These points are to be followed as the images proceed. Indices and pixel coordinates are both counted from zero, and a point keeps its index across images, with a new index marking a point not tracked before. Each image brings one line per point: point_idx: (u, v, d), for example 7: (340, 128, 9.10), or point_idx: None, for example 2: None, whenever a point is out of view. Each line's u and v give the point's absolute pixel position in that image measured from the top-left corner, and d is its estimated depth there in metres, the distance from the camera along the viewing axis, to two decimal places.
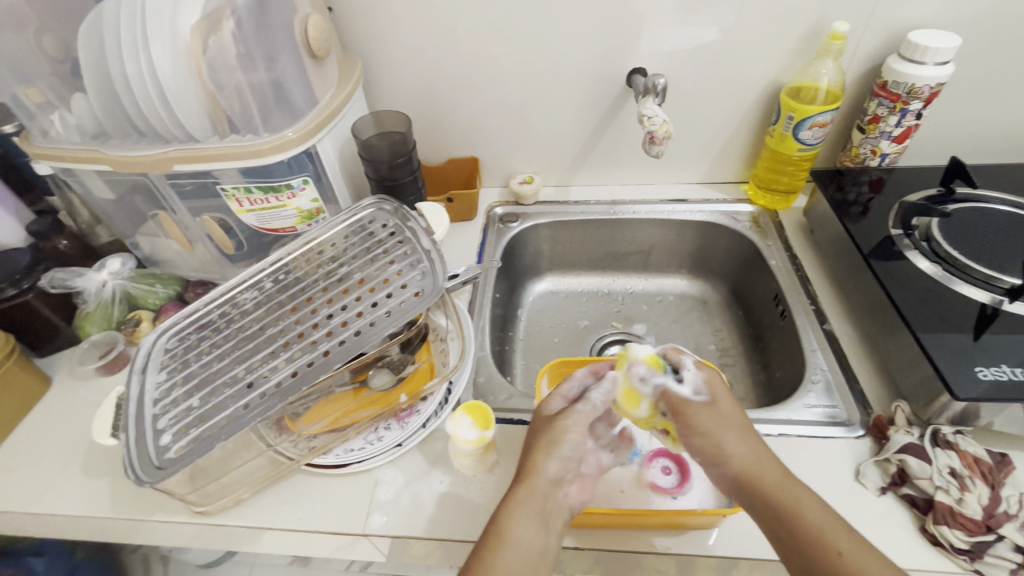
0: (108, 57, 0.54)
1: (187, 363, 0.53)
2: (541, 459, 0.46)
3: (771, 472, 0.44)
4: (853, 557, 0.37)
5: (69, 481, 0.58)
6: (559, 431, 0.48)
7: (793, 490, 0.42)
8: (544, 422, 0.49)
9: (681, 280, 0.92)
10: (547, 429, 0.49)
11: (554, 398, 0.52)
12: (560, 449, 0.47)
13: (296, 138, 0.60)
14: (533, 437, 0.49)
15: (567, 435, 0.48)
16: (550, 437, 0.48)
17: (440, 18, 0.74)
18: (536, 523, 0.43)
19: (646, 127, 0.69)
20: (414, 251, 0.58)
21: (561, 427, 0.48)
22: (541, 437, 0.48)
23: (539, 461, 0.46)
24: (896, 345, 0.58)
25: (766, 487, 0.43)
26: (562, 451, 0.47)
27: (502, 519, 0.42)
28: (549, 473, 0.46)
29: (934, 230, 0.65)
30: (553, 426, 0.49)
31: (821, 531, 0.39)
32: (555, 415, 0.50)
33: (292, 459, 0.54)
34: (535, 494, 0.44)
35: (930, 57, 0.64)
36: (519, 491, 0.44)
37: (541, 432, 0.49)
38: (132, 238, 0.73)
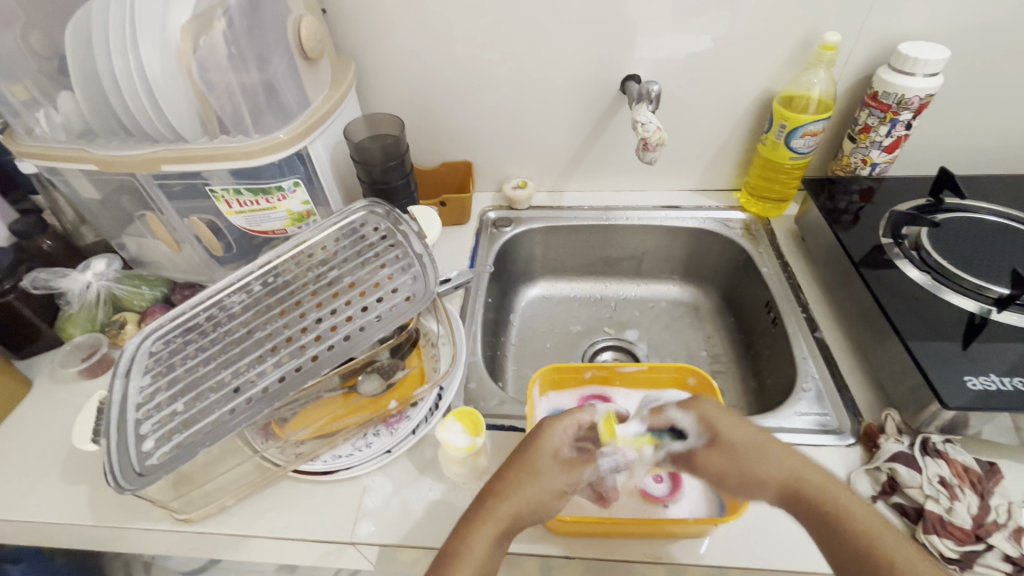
0: (96, 55, 0.53)
1: (171, 366, 0.52)
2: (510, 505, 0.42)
3: (821, 485, 0.43)
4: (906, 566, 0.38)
5: (47, 488, 0.56)
6: (542, 479, 0.43)
7: (841, 497, 0.42)
8: (529, 460, 0.44)
9: (673, 285, 0.92)
10: (533, 469, 0.44)
11: (562, 434, 0.46)
12: (537, 499, 0.43)
13: (288, 140, 0.59)
14: (515, 468, 0.44)
15: (548, 487, 0.43)
16: (538, 483, 0.43)
17: (435, 22, 0.73)
18: (493, 556, 0.41)
19: (640, 134, 0.69)
20: (405, 255, 0.57)
21: (545, 476, 0.43)
22: (528, 479, 0.43)
23: (514, 504, 0.42)
24: (886, 353, 0.58)
25: (822, 503, 0.42)
26: (537, 494, 0.43)
27: (451, 552, 0.40)
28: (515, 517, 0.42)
29: (924, 239, 0.66)
30: (535, 464, 0.44)
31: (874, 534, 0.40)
32: (556, 459, 0.45)
33: (278, 465, 0.53)
34: (497, 529, 0.41)
35: (920, 69, 0.65)
36: (478, 524, 0.41)
37: (519, 462, 0.44)
38: (118, 238, 0.72)
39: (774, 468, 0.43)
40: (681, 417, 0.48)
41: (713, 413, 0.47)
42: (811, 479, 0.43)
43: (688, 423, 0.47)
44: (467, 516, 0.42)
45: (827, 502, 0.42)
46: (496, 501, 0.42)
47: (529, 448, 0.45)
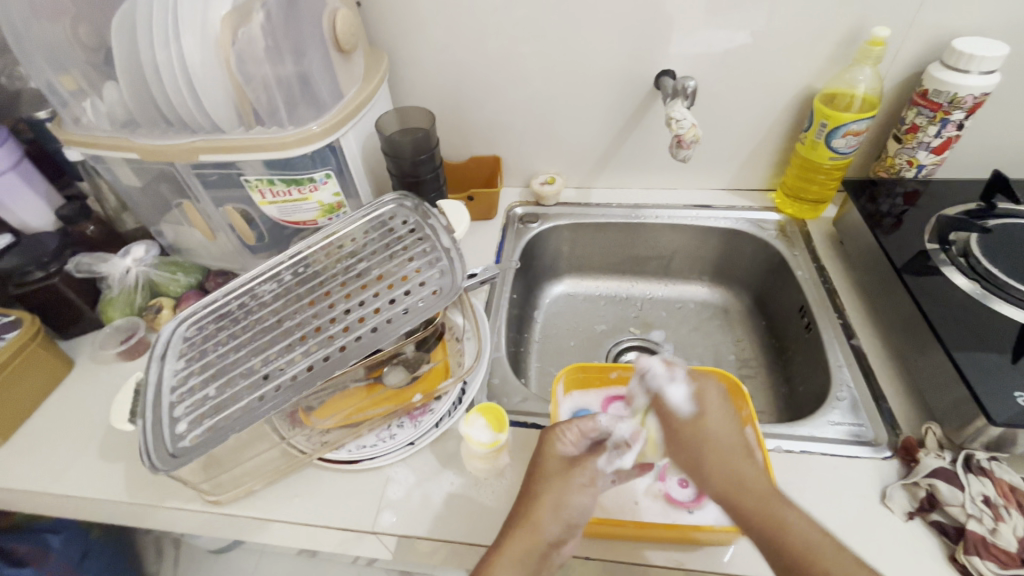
0: (140, 46, 0.54)
1: (204, 352, 0.53)
2: (546, 516, 0.44)
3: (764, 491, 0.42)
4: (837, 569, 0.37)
5: (86, 465, 0.58)
6: (569, 487, 0.45)
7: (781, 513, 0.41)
8: (553, 475, 0.46)
9: (702, 287, 0.90)
10: (553, 481, 0.46)
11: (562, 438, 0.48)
12: (566, 508, 0.44)
13: (321, 132, 0.60)
14: (542, 485, 0.46)
15: (575, 493, 0.45)
16: (554, 490, 0.45)
17: (467, 15, 0.73)
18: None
19: (674, 131, 0.67)
20: (433, 249, 0.57)
21: (571, 484, 0.45)
22: (547, 489, 0.45)
23: (539, 516, 0.44)
24: (928, 363, 0.56)
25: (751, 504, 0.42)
26: (570, 507, 0.44)
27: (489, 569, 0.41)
28: (550, 534, 0.43)
29: (973, 246, 0.62)
30: (552, 479, 0.46)
31: (808, 541, 0.39)
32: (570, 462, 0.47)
33: (304, 453, 0.54)
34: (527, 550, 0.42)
35: (976, 66, 0.62)
36: (519, 540, 0.43)
37: (537, 481, 0.46)
38: (156, 225, 0.74)
39: (731, 469, 0.44)
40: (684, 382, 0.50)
41: (715, 406, 0.48)
42: (751, 485, 0.43)
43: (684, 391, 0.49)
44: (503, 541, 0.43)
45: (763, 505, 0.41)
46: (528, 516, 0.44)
47: (551, 467, 0.47)
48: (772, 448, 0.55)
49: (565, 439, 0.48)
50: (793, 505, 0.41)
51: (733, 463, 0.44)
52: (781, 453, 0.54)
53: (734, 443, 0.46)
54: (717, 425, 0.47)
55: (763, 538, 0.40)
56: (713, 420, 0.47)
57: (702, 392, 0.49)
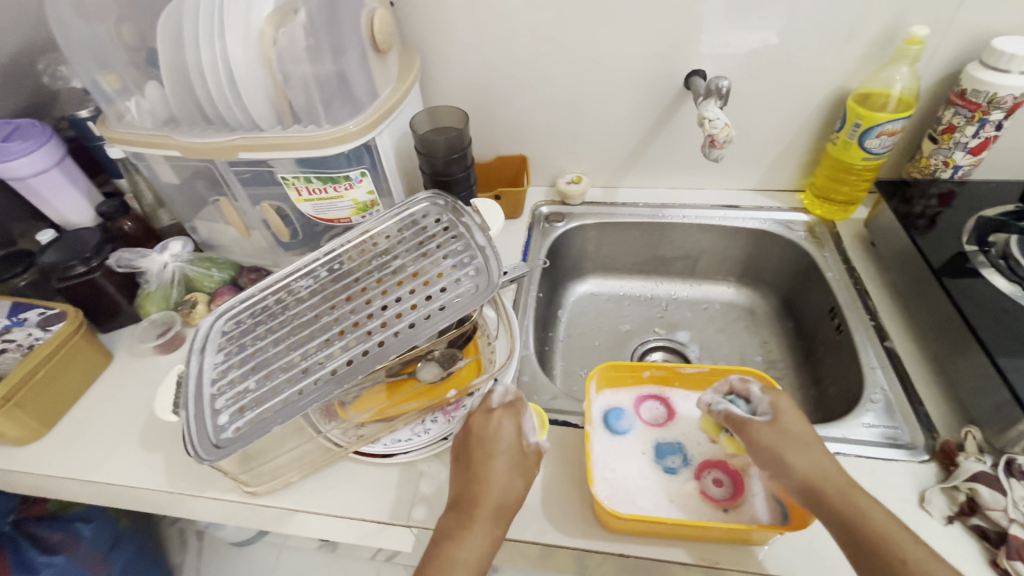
0: (185, 45, 0.55)
1: (243, 345, 0.55)
2: (496, 477, 0.44)
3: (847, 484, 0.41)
4: (916, 561, 0.37)
5: (126, 455, 0.60)
6: (496, 456, 0.45)
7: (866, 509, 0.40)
8: (487, 438, 0.47)
9: (727, 288, 0.89)
10: (496, 447, 0.46)
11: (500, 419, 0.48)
12: (509, 468, 0.45)
13: (357, 131, 0.60)
14: (482, 450, 0.46)
15: (499, 460, 0.45)
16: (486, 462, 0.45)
17: (499, 14, 0.73)
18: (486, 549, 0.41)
19: (706, 130, 0.67)
20: (468, 247, 0.58)
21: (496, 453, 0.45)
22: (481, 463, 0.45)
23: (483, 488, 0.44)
24: (966, 366, 0.55)
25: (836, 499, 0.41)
26: (511, 466, 0.45)
27: (454, 541, 0.41)
28: (501, 493, 0.44)
29: (1013, 248, 0.61)
30: (486, 443, 0.46)
31: (886, 531, 0.39)
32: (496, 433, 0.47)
33: (340, 446, 0.55)
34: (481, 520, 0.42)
35: (1017, 65, 0.61)
36: (478, 508, 0.43)
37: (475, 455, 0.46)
38: (191, 222, 0.76)
39: (812, 461, 0.43)
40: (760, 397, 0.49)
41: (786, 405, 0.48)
42: (833, 477, 0.42)
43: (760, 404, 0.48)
44: (462, 510, 0.43)
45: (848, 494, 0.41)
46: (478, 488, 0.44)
47: (484, 432, 0.47)
48: None
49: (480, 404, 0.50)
50: (867, 498, 0.41)
51: (814, 455, 0.43)
52: None
53: (805, 433, 0.45)
54: (796, 424, 0.46)
55: (849, 526, 0.39)
56: (789, 419, 0.46)
57: (776, 402, 0.48)
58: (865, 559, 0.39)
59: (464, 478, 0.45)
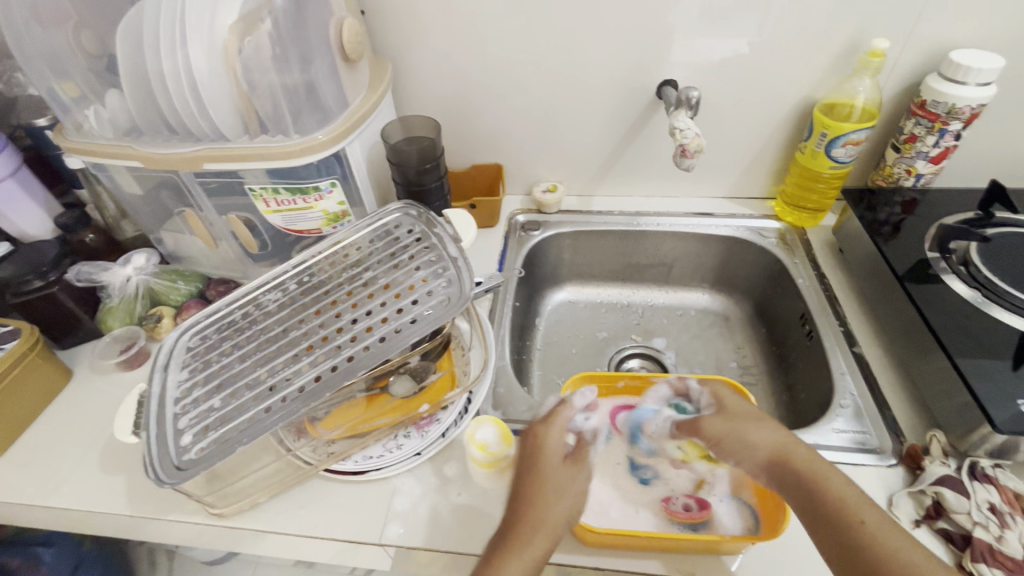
0: (145, 53, 0.54)
1: (209, 362, 0.53)
2: (548, 500, 0.43)
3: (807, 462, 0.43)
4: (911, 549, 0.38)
5: (85, 478, 0.57)
6: (561, 483, 0.44)
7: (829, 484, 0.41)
8: (550, 463, 0.45)
9: (702, 294, 0.90)
10: (547, 471, 0.45)
11: (553, 439, 0.47)
12: (565, 491, 0.44)
13: (327, 141, 0.59)
14: (531, 474, 0.45)
15: (569, 486, 0.44)
16: (543, 482, 0.44)
17: (472, 23, 0.73)
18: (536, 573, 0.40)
19: (677, 140, 0.68)
20: (440, 258, 0.57)
21: (558, 478, 0.44)
22: (540, 486, 0.44)
23: (543, 513, 0.42)
24: (930, 369, 0.56)
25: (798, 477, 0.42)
26: (564, 487, 0.44)
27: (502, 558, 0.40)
28: (553, 515, 0.42)
29: (973, 255, 0.63)
30: (556, 466, 0.45)
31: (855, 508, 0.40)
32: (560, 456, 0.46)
33: (311, 464, 0.53)
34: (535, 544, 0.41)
35: (973, 77, 0.63)
36: (524, 524, 0.42)
37: (530, 478, 0.45)
38: (156, 233, 0.73)
39: (764, 437, 0.45)
40: (699, 390, 0.52)
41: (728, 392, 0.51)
42: (796, 449, 0.44)
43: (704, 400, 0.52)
44: (512, 533, 0.41)
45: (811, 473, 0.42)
46: (537, 511, 0.42)
47: (538, 459, 0.46)
48: None
49: (541, 424, 0.49)
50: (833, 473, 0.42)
51: (767, 429, 0.45)
52: None
53: (752, 411, 0.48)
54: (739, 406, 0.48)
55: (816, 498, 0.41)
56: (731, 402, 0.49)
57: (717, 392, 0.51)
58: (835, 536, 0.39)
59: (515, 500, 0.44)
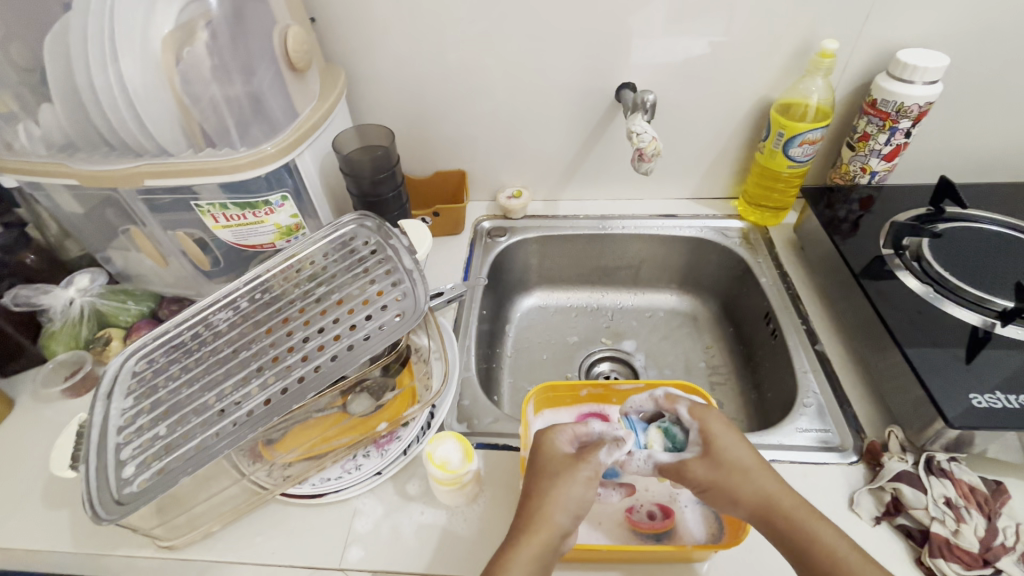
0: (75, 67, 0.51)
1: (155, 388, 0.50)
2: (553, 510, 0.42)
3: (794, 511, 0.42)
4: None
5: (27, 515, 0.54)
6: (568, 480, 0.43)
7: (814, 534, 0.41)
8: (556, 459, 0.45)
9: (670, 295, 0.90)
10: (558, 477, 0.44)
11: (557, 436, 0.47)
12: (571, 500, 0.43)
13: (275, 152, 0.58)
14: (536, 479, 0.44)
15: (575, 484, 0.43)
16: (548, 478, 0.44)
17: (427, 28, 0.72)
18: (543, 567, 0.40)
19: (635, 144, 0.68)
20: (395, 271, 0.56)
21: (567, 474, 0.44)
22: (544, 481, 0.44)
23: (544, 508, 0.42)
24: (887, 366, 0.57)
25: (784, 526, 0.42)
26: (569, 495, 0.43)
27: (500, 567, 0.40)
28: (560, 527, 0.42)
29: (925, 250, 0.65)
30: (567, 471, 0.44)
31: (836, 554, 0.40)
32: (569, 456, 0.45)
33: (266, 489, 0.51)
34: (539, 543, 0.41)
35: (920, 76, 0.64)
36: (529, 536, 0.41)
37: (535, 475, 0.45)
38: (103, 252, 0.70)
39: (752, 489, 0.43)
40: (688, 421, 0.47)
41: (718, 426, 0.46)
42: (782, 499, 0.43)
43: (691, 434, 0.47)
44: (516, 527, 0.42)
45: (797, 518, 0.42)
46: (532, 503, 0.43)
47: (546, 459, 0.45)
48: None
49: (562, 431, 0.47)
50: (821, 520, 0.42)
51: (756, 481, 0.43)
52: None
53: (740, 456, 0.45)
54: (729, 446, 0.45)
55: (803, 555, 0.41)
56: (724, 444, 0.45)
57: (706, 428, 0.46)
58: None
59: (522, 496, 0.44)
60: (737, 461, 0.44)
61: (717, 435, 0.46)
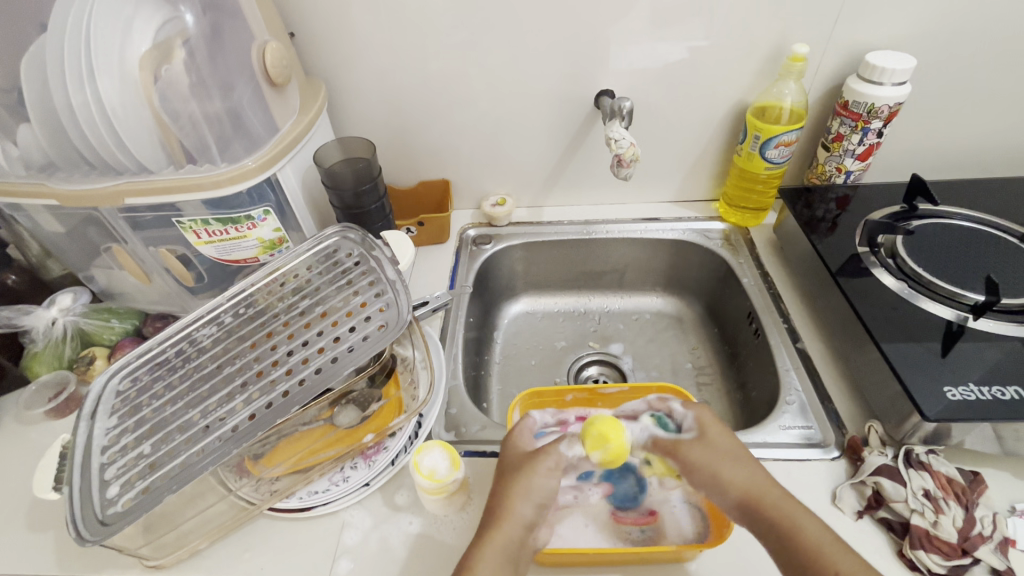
0: (52, 87, 0.51)
1: (139, 406, 0.50)
2: (517, 501, 0.43)
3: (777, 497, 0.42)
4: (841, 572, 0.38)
5: (11, 538, 0.54)
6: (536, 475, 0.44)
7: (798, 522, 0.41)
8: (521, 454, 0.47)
9: (656, 297, 0.91)
10: (519, 470, 0.45)
11: (521, 433, 0.49)
12: (535, 490, 0.44)
13: (256, 167, 0.58)
14: (507, 474, 0.45)
15: (543, 479, 0.44)
16: (519, 474, 0.45)
17: (407, 41, 0.73)
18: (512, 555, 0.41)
19: (614, 150, 0.69)
20: (378, 282, 0.57)
21: (534, 468, 0.45)
22: (514, 478, 0.44)
23: (514, 503, 0.43)
24: (865, 362, 0.58)
25: (767, 512, 0.42)
26: (536, 484, 0.44)
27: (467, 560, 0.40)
28: (523, 518, 0.43)
29: (899, 247, 0.66)
30: (529, 463, 0.45)
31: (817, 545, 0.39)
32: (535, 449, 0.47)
33: (253, 504, 0.51)
34: (508, 539, 0.41)
35: (888, 78, 0.66)
36: (497, 527, 0.42)
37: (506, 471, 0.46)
38: (86, 271, 0.69)
39: (740, 475, 0.44)
40: (681, 413, 0.49)
41: (708, 419, 0.48)
42: (768, 489, 0.43)
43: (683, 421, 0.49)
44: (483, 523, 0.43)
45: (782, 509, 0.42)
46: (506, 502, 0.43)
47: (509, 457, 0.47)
48: None
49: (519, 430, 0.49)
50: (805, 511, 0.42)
51: (743, 468, 0.44)
52: None
53: (729, 446, 0.46)
54: (717, 439, 0.46)
55: (783, 544, 0.40)
56: (715, 434, 0.47)
57: (700, 417, 0.48)
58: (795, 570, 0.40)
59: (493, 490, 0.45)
60: (728, 449, 0.46)
61: (709, 428, 0.47)
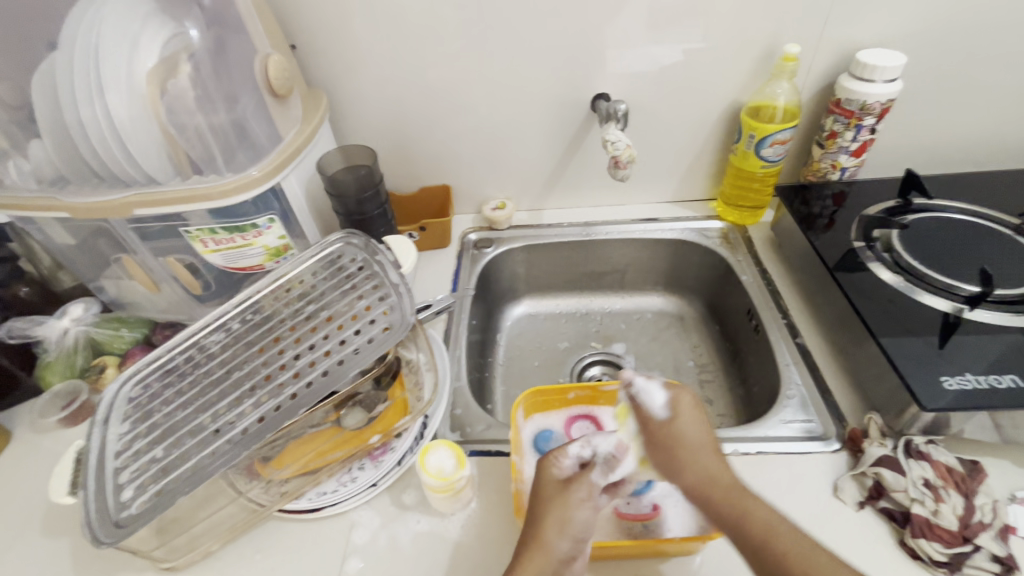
0: (63, 103, 0.52)
1: (151, 412, 0.51)
2: (552, 534, 0.43)
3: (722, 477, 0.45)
4: (797, 556, 0.40)
5: (27, 543, 0.55)
6: (570, 506, 0.45)
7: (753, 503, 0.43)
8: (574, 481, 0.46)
9: (656, 297, 0.92)
10: (552, 501, 0.45)
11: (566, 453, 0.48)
12: (571, 524, 0.44)
13: (260, 176, 0.59)
14: (542, 506, 0.45)
15: (577, 509, 0.45)
16: (559, 511, 0.45)
17: (406, 50, 0.74)
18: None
19: (610, 152, 0.70)
20: (382, 285, 0.58)
21: (570, 501, 0.45)
22: (551, 510, 0.45)
23: (549, 537, 0.43)
24: (863, 355, 0.59)
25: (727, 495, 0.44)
26: (573, 524, 0.44)
27: None
28: (560, 552, 0.43)
29: (895, 240, 0.67)
30: (563, 505, 0.45)
31: (772, 531, 0.42)
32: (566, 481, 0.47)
33: (264, 506, 0.52)
34: (543, 573, 0.42)
35: (879, 75, 0.67)
36: (533, 553, 0.43)
37: (553, 501, 0.45)
38: (96, 282, 0.71)
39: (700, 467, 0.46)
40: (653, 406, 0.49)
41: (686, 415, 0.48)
42: (722, 481, 0.45)
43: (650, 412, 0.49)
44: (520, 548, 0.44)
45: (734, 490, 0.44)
46: (543, 532, 0.44)
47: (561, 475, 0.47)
48: (730, 452, 0.56)
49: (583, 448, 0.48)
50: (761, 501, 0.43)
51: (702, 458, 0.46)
52: (739, 456, 0.56)
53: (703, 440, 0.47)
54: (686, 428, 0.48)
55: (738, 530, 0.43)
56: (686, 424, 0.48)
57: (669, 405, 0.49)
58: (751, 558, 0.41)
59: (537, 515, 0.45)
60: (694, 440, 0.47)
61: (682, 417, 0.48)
